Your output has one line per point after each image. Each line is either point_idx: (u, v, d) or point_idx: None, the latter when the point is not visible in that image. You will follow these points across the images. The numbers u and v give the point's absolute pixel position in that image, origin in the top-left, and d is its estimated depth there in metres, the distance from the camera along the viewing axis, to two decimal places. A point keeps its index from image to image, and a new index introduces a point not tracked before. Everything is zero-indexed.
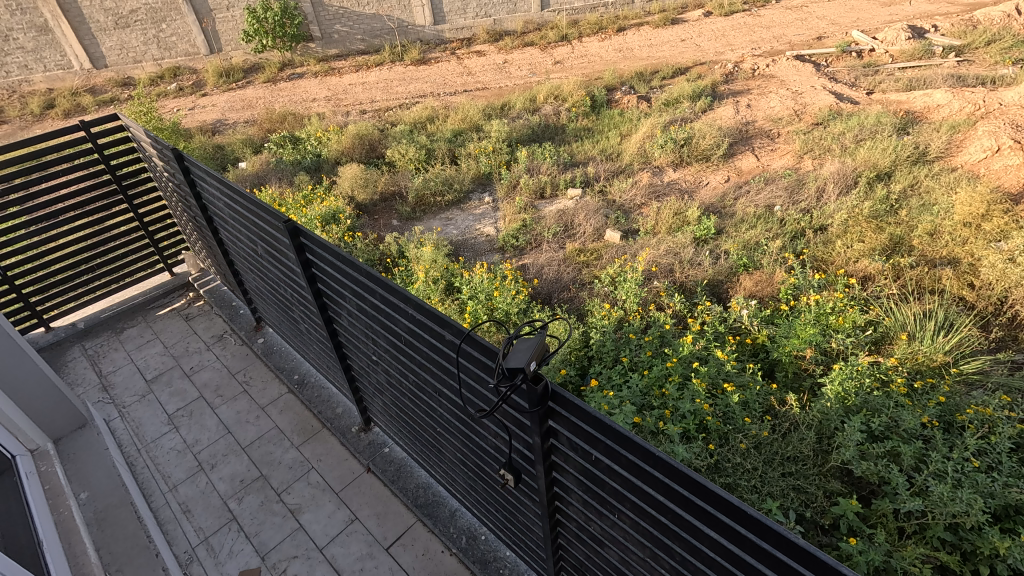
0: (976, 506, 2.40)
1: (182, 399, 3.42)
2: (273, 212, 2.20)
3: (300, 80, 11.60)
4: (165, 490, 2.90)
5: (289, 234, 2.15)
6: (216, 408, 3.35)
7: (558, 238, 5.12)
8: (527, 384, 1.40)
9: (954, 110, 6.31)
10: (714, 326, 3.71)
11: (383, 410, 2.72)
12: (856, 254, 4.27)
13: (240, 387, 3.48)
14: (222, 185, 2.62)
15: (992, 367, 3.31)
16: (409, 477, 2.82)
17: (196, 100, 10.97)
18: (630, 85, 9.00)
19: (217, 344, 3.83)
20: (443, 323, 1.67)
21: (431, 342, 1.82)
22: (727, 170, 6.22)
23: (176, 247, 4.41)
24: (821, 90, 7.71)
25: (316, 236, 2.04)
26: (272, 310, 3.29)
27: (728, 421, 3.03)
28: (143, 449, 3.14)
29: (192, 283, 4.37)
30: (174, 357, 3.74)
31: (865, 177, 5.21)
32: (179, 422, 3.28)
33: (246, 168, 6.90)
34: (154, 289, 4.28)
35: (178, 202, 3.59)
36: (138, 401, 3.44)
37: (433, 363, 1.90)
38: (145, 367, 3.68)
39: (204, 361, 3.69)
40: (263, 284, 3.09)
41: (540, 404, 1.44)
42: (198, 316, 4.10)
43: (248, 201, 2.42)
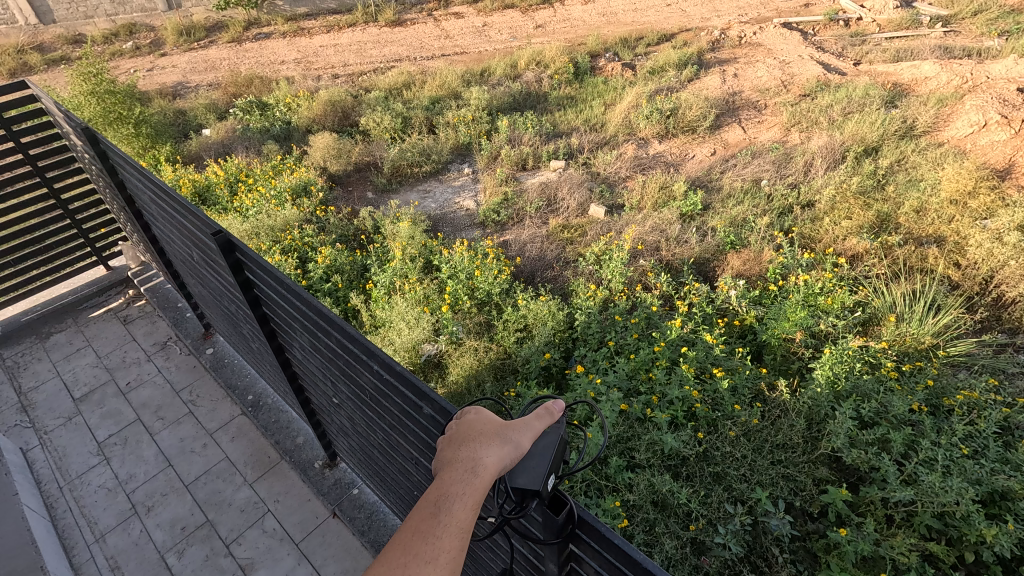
0: (965, 496, 2.37)
1: (116, 424, 3.14)
2: (204, 221, 1.95)
3: (267, 41, 10.98)
4: (91, 542, 2.61)
5: (222, 248, 1.90)
6: (156, 434, 3.08)
7: (540, 213, 4.95)
8: (544, 510, 1.10)
9: (941, 83, 6.22)
10: (701, 308, 3.60)
11: (349, 450, 2.48)
12: (844, 232, 4.19)
13: (186, 408, 3.21)
14: (146, 179, 2.36)
15: (977, 350, 3.29)
16: (382, 529, 2.55)
17: (154, 61, 10.30)
18: (614, 52, 8.71)
19: (160, 353, 3.55)
20: (421, 395, 1.42)
21: (403, 407, 1.57)
22: (713, 143, 6.06)
23: (110, 237, 4.01)
24: (809, 60, 7.55)
25: (255, 256, 1.81)
26: (219, 318, 3.04)
27: (717, 407, 2.95)
28: (66, 487, 2.84)
29: (132, 279, 4.03)
30: (108, 370, 3.45)
31: (853, 152, 5.12)
32: (111, 452, 3.00)
33: (210, 136, 6.52)
34: (86, 287, 3.92)
35: (108, 191, 3.27)
36: (63, 425, 3.14)
37: (408, 430, 1.66)
38: (74, 384, 3.37)
39: (143, 375, 3.41)
40: (206, 292, 2.83)
41: (561, 535, 1.14)
42: (138, 319, 3.80)
43: (177, 204, 2.15)
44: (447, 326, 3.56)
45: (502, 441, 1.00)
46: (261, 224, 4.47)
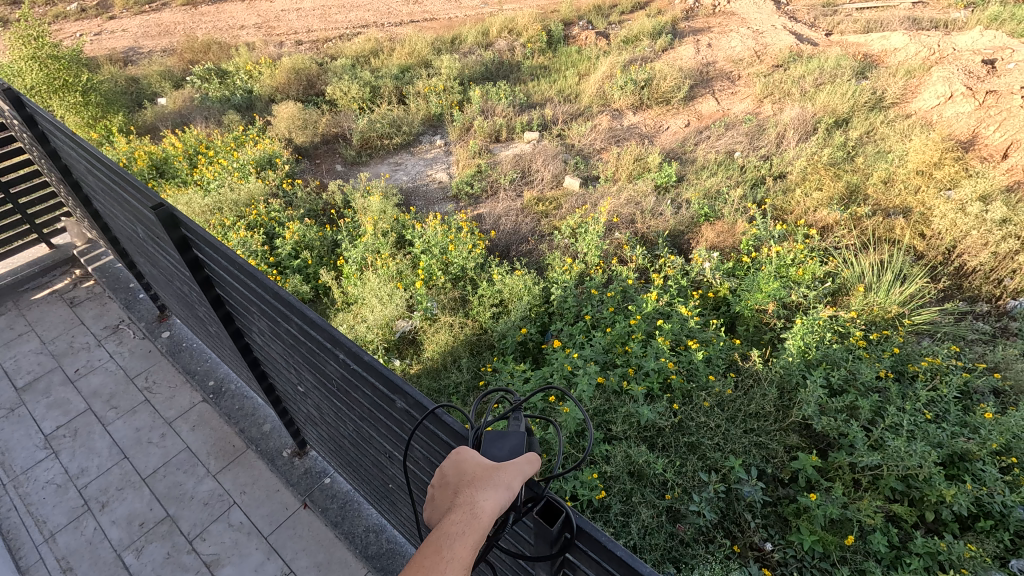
0: (928, 459, 2.46)
1: (65, 415, 3.00)
2: (146, 196, 1.82)
3: (225, 4, 10.44)
4: (40, 542, 2.50)
5: (166, 226, 1.78)
6: (109, 425, 2.96)
7: (514, 185, 4.87)
8: (537, 518, 1.03)
9: (910, 55, 6.27)
10: (676, 280, 3.59)
11: (320, 440, 2.41)
12: (815, 204, 4.23)
13: (141, 396, 3.09)
14: (80, 148, 2.21)
15: (940, 318, 3.40)
16: (357, 519, 2.53)
17: (103, 24, 9.71)
18: (588, 20, 8.54)
19: (112, 337, 3.40)
20: (393, 387, 1.37)
21: (373, 399, 1.53)
22: (687, 114, 6.03)
23: (53, 215, 3.76)
24: (781, 30, 7.53)
25: (205, 235, 1.70)
26: (174, 300, 2.91)
27: (691, 378, 2.98)
28: (12, 483, 2.72)
29: (78, 257, 3.83)
30: (55, 358, 3.28)
31: (824, 123, 5.15)
32: (60, 445, 2.87)
33: (165, 106, 6.20)
34: (29, 267, 3.71)
35: (45, 164, 3.06)
36: (6, 417, 3.00)
37: (379, 422, 1.61)
38: (17, 373, 3.20)
39: (94, 362, 3.26)
40: (159, 273, 2.70)
41: (558, 543, 1.05)
42: (85, 301, 3.63)
43: (116, 176, 2.01)
44: (422, 302, 3.50)
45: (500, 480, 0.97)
46: (224, 198, 4.29)
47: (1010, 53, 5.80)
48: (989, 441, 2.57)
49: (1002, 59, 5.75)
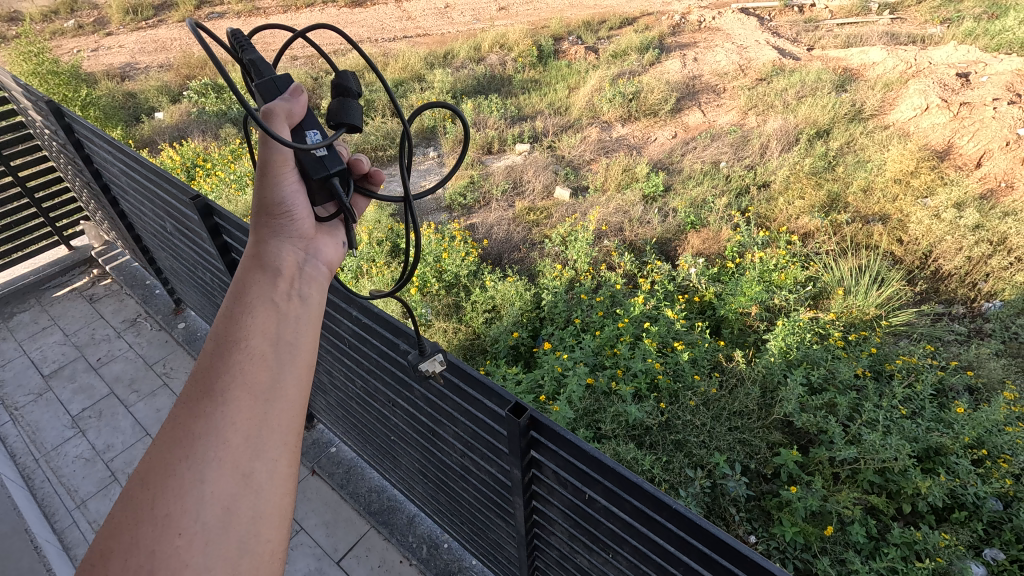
0: (903, 452, 2.57)
1: (89, 398, 3.05)
2: (181, 187, 1.96)
3: (220, 20, 10.62)
4: (73, 508, 2.57)
5: (200, 212, 1.91)
6: (131, 406, 3.00)
7: (506, 196, 4.99)
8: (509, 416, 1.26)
9: (888, 68, 6.48)
10: (663, 285, 3.70)
11: (326, 410, 2.54)
12: (797, 212, 4.38)
13: (160, 380, 3.13)
14: (112, 148, 2.34)
15: (917, 319, 3.54)
16: (360, 480, 2.60)
17: (99, 40, 9.85)
18: (577, 35, 8.74)
19: (131, 330, 3.42)
20: (397, 331, 1.53)
21: (383, 349, 1.67)
22: (674, 126, 6.19)
23: (73, 217, 3.83)
24: (765, 45, 7.75)
25: (231, 216, 1.82)
26: (192, 293, 3.02)
27: (678, 378, 3.08)
28: (42, 459, 2.79)
29: (96, 258, 3.87)
30: (77, 347, 3.33)
31: (806, 134, 5.31)
32: (86, 424, 2.93)
33: (163, 120, 6.31)
34: (49, 267, 3.75)
35: (68, 166, 3.17)
36: (35, 401, 3.05)
37: (385, 372, 1.76)
38: (42, 362, 3.26)
39: (115, 351, 3.30)
40: (179, 265, 2.81)
41: (523, 434, 1.28)
42: (105, 298, 3.64)
43: (148, 171, 2.14)
44: (416, 308, 3.58)
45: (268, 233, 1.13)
46: None
47: (982, 67, 6.03)
48: (962, 435, 2.68)
49: (975, 72, 5.98)
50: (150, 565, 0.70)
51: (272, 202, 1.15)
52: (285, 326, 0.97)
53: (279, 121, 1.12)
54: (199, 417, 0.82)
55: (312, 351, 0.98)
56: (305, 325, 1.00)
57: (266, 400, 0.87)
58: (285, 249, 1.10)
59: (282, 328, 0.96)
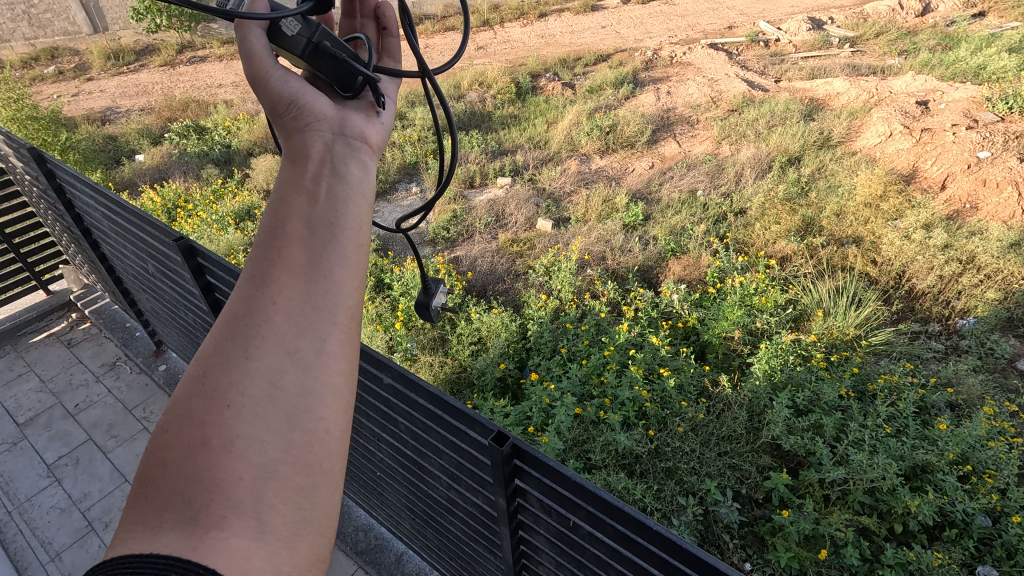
0: (890, 470, 2.60)
1: (66, 445, 2.96)
2: (165, 231, 1.95)
3: (202, 64, 10.78)
4: (47, 561, 2.48)
5: (184, 254, 1.90)
6: (109, 452, 2.91)
7: (489, 229, 5.04)
8: (491, 445, 1.25)
9: (851, 98, 6.77)
10: (647, 312, 3.74)
11: None
12: (774, 236, 4.48)
13: (140, 425, 3.04)
14: (94, 193, 2.33)
15: (895, 338, 3.60)
16: (347, 520, 2.53)
17: (80, 85, 9.92)
18: (554, 72, 9.00)
19: (110, 374, 3.34)
20: (381, 365, 1.52)
21: (366, 384, 1.66)
22: (651, 156, 6.35)
23: (52, 262, 3.77)
24: (734, 78, 8.06)
25: (216, 257, 1.81)
26: (174, 333, 2.97)
27: (666, 405, 3.07)
28: (16, 510, 2.68)
29: (75, 302, 3.79)
30: (54, 394, 3.23)
31: (778, 161, 5.47)
32: (62, 472, 2.83)
33: (144, 162, 6.32)
34: (26, 312, 3.66)
35: (48, 211, 3.14)
36: (8, 451, 2.95)
37: (371, 407, 1.74)
38: (17, 410, 3.15)
39: (93, 397, 3.20)
40: (160, 306, 2.77)
41: (506, 464, 1.27)
42: (84, 342, 3.56)
43: (131, 215, 2.14)
44: (401, 342, 3.56)
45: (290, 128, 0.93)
46: None
47: (941, 95, 6.32)
48: (946, 451, 2.71)
49: (934, 100, 6.27)
50: (202, 437, 0.68)
51: (278, 99, 0.94)
52: (322, 203, 0.82)
53: (241, 21, 0.94)
54: (245, 299, 0.76)
55: (360, 227, 0.83)
56: (348, 200, 0.84)
57: (307, 282, 0.76)
58: (309, 136, 0.92)
59: (319, 205, 0.82)
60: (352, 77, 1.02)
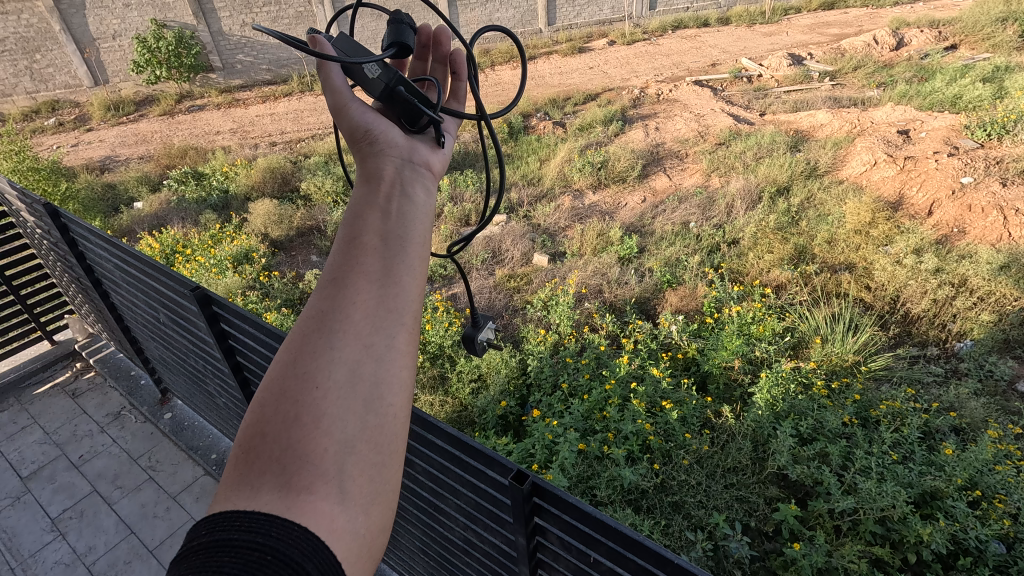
0: (899, 498, 2.57)
1: (70, 497, 2.90)
2: (180, 280, 1.98)
3: (201, 112, 11.04)
4: None
5: (198, 303, 1.92)
6: (115, 503, 2.85)
7: (486, 265, 5.09)
8: (511, 483, 1.24)
9: (834, 129, 6.97)
10: (646, 344, 3.75)
11: None
12: (767, 265, 4.54)
13: (145, 474, 2.99)
14: (109, 245, 2.36)
15: (894, 363, 3.62)
16: None
17: (80, 136, 10.12)
18: (545, 112, 9.25)
19: (115, 423, 3.30)
20: None
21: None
22: (643, 190, 6.47)
23: (57, 311, 3.76)
24: (720, 112, 8.30)
25: (231, 306, 1.83)
26: (180, 380, 2.96)
27: (670, 438, 3.05)
28: (19, 567, 2.61)
29: (80, 352, 3.76)
30: (59, 446, 3.18)
31: (768, 192, 5.58)
32: (67, 526, 2.76)
33: (142, 209, 6.39)
34: (30, 362, 3.62)
35: (57, 263, 3.17)
36: (11, 506, 2.87)
37: None
38: (21, 463, 3.09)
39: (98, 447, 3.15)
40: (167, 353, 2.78)
41: (526, 501, 1.26)
42: (88, 392, 3.52)
43: (145, 264, 2.17)
44: None
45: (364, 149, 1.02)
46: None
47: (920, 124, 6.53)
48: (954, 476, 2.69)
49: (914, 129, 6.46)
50: (295, 412, 0.72)
51: (356, 127, 1.03)
52: (394, 220, 0.88)
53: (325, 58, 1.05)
54: (328, 298, 0.80)
55: (425, 244, 0.88)
56: (415, 219, 0.90)
57: (381, 286, 0.81)
58: (382, 160, 0.99)
59: (391, 222, 0.88)
60: (418, 116, 1.11)
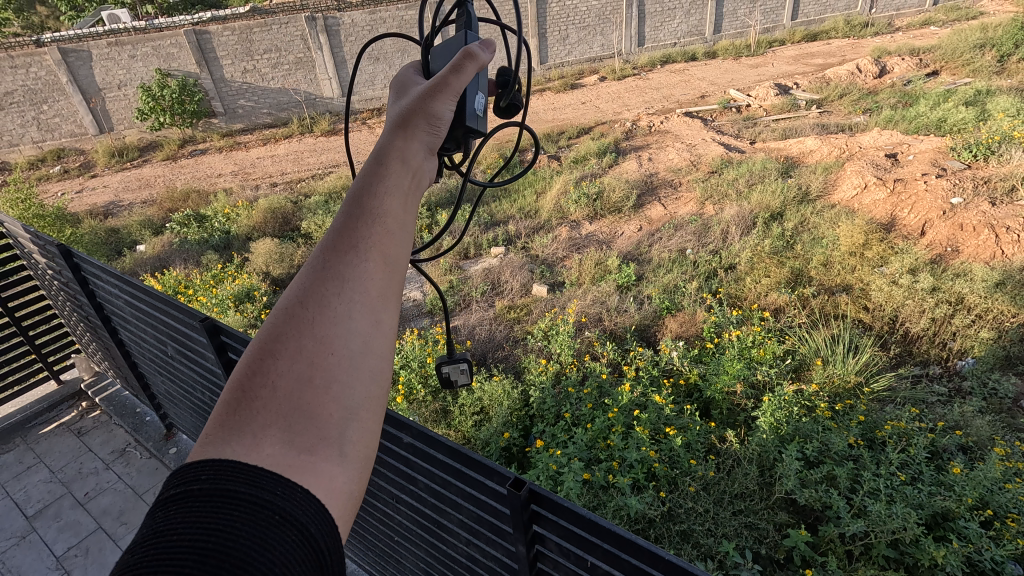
0: (910, 520, 2.53)
1: (75, 534, 2.86)
2: (189, 312, 2.01)
3: (203, 156, 11.29)
4: None
5: (207, 333, 1.95)
6: (120, 539, 2.81)
7: (485, 297, 5.12)
8: (508, 491, 1.24)
9: (823, 154, 7.12)
10: (648, 371, 3.74)
11: None
12: (765, 289, 4.57)
13: None
14: (119, 282, 2.40)
15: (897, 383, 3.61)
16: None
17: (84, 182, 10.31)
18: (540, 146, 9.46)
19: (120, 460, 3.27)
20: (399, 425, 1.53)
21: (386, 447, 1.65)
22: (638, 220, 6.56)
23: (64, 350, 3.77)
24: (711, 142, 8.49)
25: (238, 334, 1.85)
26: (185, 414, 2.95)
27: (675, 465, 3.03)
28: None
29: (85, 390, 3.76)
30: (64, 484, 3.15)
31: (761, 218, 5.66)
32: (72, 563, 2.72)
33: (145, 252, 6.47)
34: (35, 402, 3.61)
35: (66, 302, 3.20)
36: (16, 545, 2.83)
37: (388, 469, 1.72)
38: (26, 502, 3.06)
39: (104, 484, 3.12)
40: (174, 388, 2.78)
41: (523, 508, 1.26)
42: (93, 430, 3.51)
43: (154, 298, 2.20)
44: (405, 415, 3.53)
45: (412, 123, 0.95)
46: None
47: (907, 147, 6.67)
48: (965, 496, 2.66)
49: (902, 152, 6.60)
50: (308, 374, 0.71)
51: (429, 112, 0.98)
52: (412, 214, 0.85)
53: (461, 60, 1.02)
54: (349, 265, 0.77)
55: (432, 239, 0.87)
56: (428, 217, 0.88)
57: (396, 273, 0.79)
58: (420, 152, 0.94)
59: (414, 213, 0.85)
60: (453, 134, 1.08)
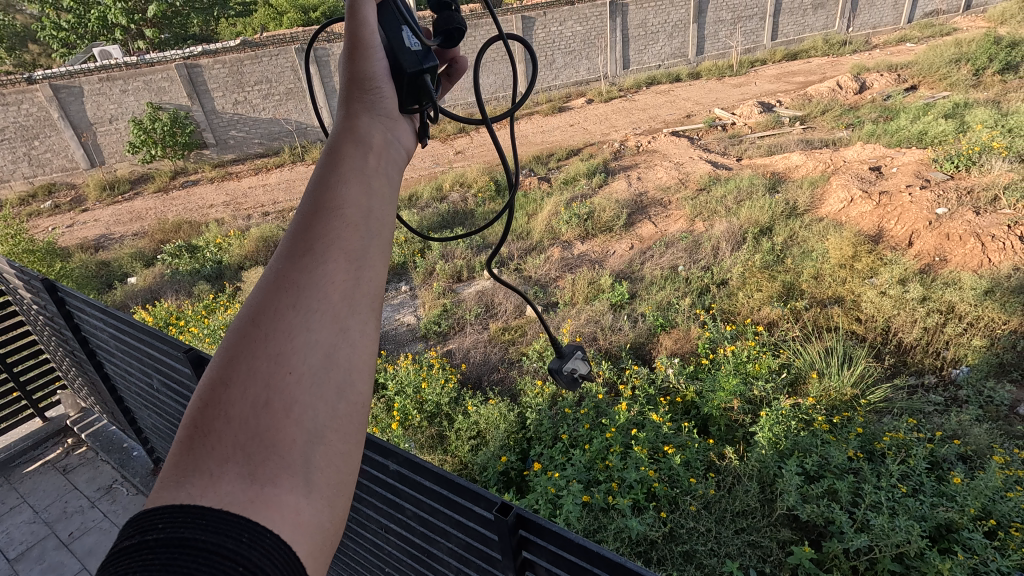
0: (913, 533, 2.51)
1: None
2: (174, 343, 1.99)
3: (194, 187, 11.33)
4: None
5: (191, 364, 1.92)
6: None
7: (479, 319, 5.12)
8: (496, 516, 1.22)
9: (809, 169, 7.23)
10: (644, 390, 3.72)
11: None
12: (758, 303, 4.59)
13: None
14: (105, 316, 2.38)
15: (893, 394, 3.61)
16: None
17: (75, 217, 10.29)
18: (530, 168, 9.56)
19: (106, 498, 3.20)
20: (386, 452, 1.50)
21: (373, 474, 1.62)
22: (629, 238, 6.59)
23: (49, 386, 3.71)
24: (698, 160, 8.60)
25: None
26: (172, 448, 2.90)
27: (675, 484, 2.99)
28: None
29: (71, 427, 3.69)
30: (48, 524, 3.07)
31: (751, 233, 5.71)
32: None
33: (136, 284, 6.43)
34: (20, 441, 3.54)
35: (51, 337, 3.16)
36: None
37: (377, 497, 1.69)
38: (8, 545, 2.98)
39: (89, 523, 3.05)
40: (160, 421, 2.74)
41: (512, 534, 1.23)
42: (79, 467, 3.44)
43: (140, 331, 2.18)
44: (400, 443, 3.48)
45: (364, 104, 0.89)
46: None
47: (890, 160, 6.79)
48: (967, 507, 2.65)
49: (885, 164, 6.71)
50: (265, 398, 0.67)
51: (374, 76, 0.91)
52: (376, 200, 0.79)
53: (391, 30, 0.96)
54: (302, 270, 0.72)
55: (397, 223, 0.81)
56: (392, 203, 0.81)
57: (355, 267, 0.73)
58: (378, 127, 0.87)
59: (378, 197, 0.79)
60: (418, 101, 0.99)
